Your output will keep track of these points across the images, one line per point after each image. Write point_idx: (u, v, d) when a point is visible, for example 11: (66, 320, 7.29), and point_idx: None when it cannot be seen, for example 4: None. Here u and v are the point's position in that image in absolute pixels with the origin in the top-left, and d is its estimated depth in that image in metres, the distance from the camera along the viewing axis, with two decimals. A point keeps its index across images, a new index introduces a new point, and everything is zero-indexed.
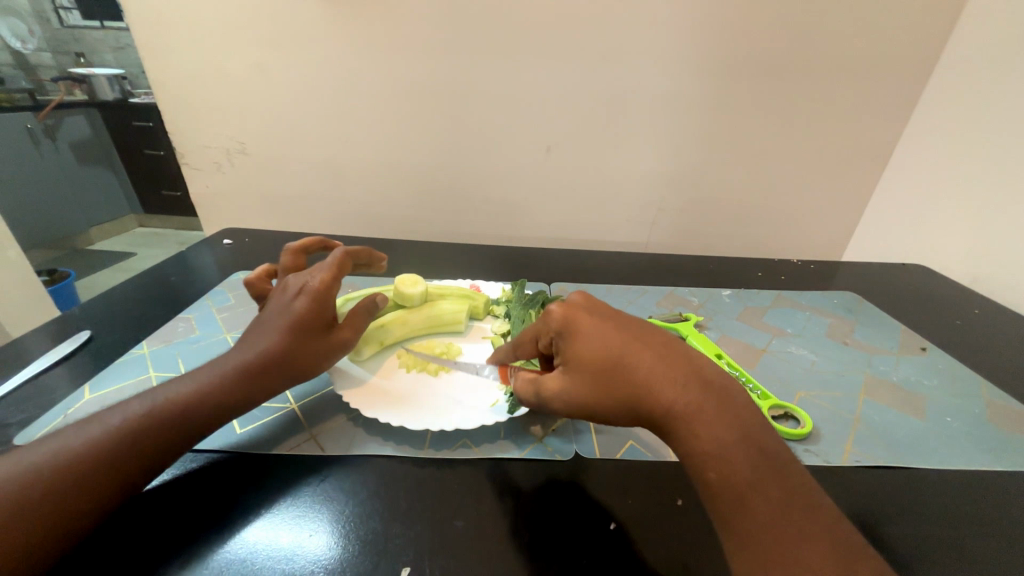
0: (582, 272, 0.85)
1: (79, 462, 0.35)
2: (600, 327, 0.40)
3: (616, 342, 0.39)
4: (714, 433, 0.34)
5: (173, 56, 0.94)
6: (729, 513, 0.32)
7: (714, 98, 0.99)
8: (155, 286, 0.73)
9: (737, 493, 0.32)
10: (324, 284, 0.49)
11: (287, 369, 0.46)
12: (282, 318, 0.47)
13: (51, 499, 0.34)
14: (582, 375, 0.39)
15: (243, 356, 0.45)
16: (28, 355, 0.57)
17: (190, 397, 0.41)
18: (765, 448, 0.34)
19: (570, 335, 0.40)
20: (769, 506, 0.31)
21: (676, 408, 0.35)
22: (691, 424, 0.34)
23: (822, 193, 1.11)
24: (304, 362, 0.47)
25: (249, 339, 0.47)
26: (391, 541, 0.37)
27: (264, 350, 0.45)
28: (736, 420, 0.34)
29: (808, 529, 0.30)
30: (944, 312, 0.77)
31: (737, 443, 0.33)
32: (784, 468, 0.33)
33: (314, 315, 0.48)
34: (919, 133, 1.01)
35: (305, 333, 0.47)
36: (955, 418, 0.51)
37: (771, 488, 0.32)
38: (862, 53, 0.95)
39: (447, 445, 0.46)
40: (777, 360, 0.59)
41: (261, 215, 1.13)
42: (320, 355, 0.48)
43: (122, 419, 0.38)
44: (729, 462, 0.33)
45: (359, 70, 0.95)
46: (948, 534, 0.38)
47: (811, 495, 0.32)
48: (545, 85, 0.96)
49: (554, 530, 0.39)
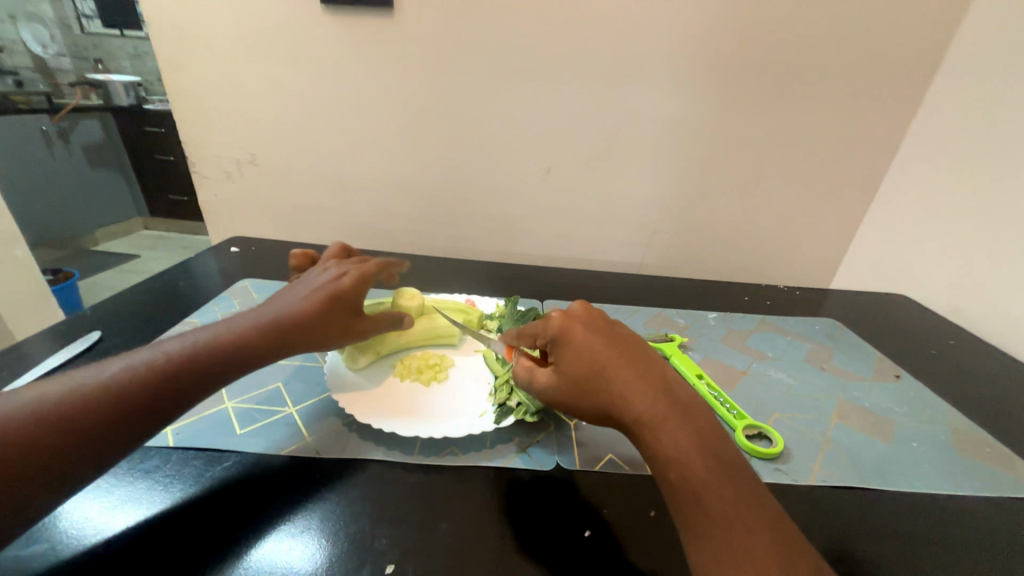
0: (574, 290, 0.88)
1: (85, 412, 0.38)
2: (591, 336, 0.43)
3: (601, 351, 0.42)
4: (675, 440, 0.37)
5: (192, 71, 0.99)
6: (690, 517, 0.34)
7: (706, 127, 1.03)
8: (163, 291, 0.76)
9: (695, 496, 0.34)
10: (362, 277, 0.55)
11: (301, 338, 0.51)
12: (317, 290, 0.53)
13: (44, 446, 0.35)
14: (567, 379, 0.42)
15: (269, 317, 0.50)
16: (37, 353, 0.60)
17: (208, 350, 0.45)
18: (725, 458, 0.36)
19: (562, 341, 0.43)
20: (724, 509, 0.34)
21: (643, 417, 0.38)
22: (655, 433, 0.37)
23: (811, 221, 1.15)
24: (318, 337, 0.52)
25: (282, 301, 0.52)
26: (376, 541, 0.39)
27: (287, 317, 0.50)
28: (697, 430, 0.37)
29: (758, 531, 0.32)
30: (920, 341, 0.80)
31: (697, 452, 0.36)
32: (742, 477, 0.36)
33: (342, 298, 0.53)
34: (902, 168, 1.05)
35: (331, 310, 0.52)
36: (920, 443, 0.53)
37: (726, 493, 0.34)
38: (846, 92, 1.00)
39: (435, 452, 0.48)
40: (756, 383, 0.61)
41: (267, 224, 1.17)
42: (333, 334, 0.53)
43: (134, 369, 0.41)
44: (688, 467, 0.35)
45: (369, 91, 0.99)
46: (903, 552, 0.41)
47: (766, 503, 0.35)
48: (545, 110, 1.01)
49: (531, 535, 0.41)
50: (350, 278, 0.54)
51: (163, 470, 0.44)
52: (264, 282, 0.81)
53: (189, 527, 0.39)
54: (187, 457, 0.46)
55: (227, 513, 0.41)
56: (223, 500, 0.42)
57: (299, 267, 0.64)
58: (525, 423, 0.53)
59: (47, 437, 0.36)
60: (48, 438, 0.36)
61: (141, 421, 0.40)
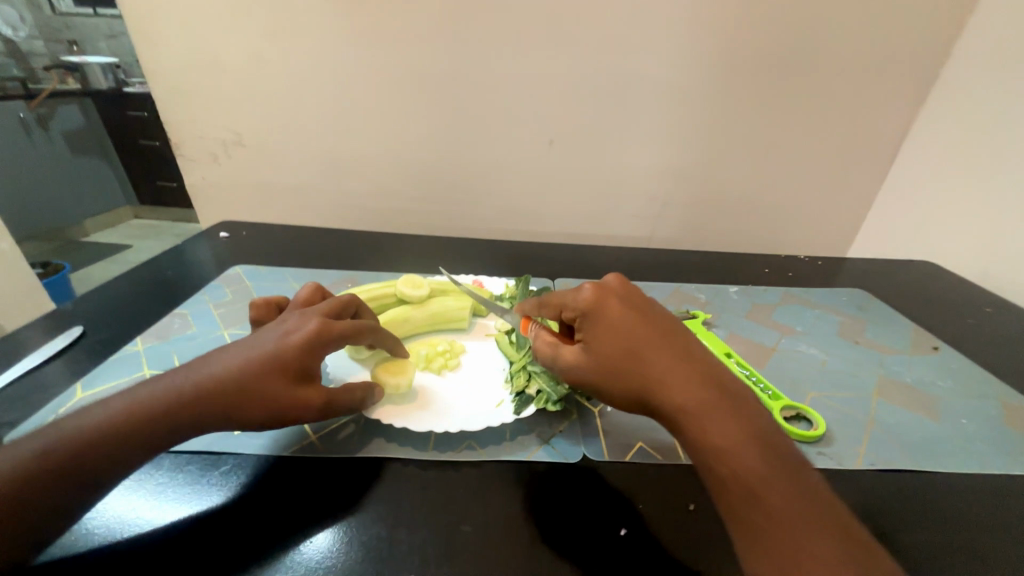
0: (588, 267, 0.84)
1: (88, 447, 0.34)
2: (624, 313, 0.39)
3: (638, 329, 0.38)
4: (725, 430, 0.33)
5: (169, 44, 0.91)
6: (743, 511, 0.31)
7: (724, 90, 0.96)
8: (150, 280, 0.71)
9: (749, 491, 0.31)
10: (320, 339, 0.42)
11: (214, 406, 0.38)
12: (261, 347, 0.40)
13: (49, 482, 0.33)
14: (597, 360, 0.38)
15: (198, 378, 0.38)
16: (17, 353, 0.56)
17: (186, 391, 0.38)
18: (780, 447, 0.33)
19: (592, 318, 0.39)
20: (783, 507, 0.30)
21: (686, 403, 0.34)
22: (699, 421, 0.33)
23: (831, 187, 1.09)
24: (253, 414, 0.39)
25: (213, 356, 0.40)
26: (396, 548, 0.36)
27: (219, 378, 0.38)
28: (747, 417, 0.34)
29: (823, 531, 0.29)
30: (956, 310, 0.76)
31: (750, 442, 0.32)
32: (800, 471, 0.32)
33: (288, 365, 0.40)
34: (930, 129, 0.99)
35: (271, 378, 0.39)
36: (970, 420, 0.50)
37: (784, 487, 0.31)
38: (875, 47, 0.93)
39: (450, 446, 0.45)
40: (787, 359, 0.58)
41: (259, 207, 1.11)
42: (253, 406, 0.38)
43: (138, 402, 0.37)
44: (740, 458, 0.32)
45: (362, 63, 0.92)
46: (966, 540, 0.38)
47: (826, 498, 0.31)
48: (552, 76, 0.94)
49: (563, 534, 0.38)
50: (303, 333, 0.41)
51: (155, 476, 0.40)
52: (257, 268, 0.76)
53: (190, 537, 0.36)
54: (180, 461, 0.42)
55: (232, 519, 0.37)
56: (228, 505, 0.38)
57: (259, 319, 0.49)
58: (546, 412, 0.49)
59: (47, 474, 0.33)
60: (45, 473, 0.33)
61: (119, 456, 0.35)
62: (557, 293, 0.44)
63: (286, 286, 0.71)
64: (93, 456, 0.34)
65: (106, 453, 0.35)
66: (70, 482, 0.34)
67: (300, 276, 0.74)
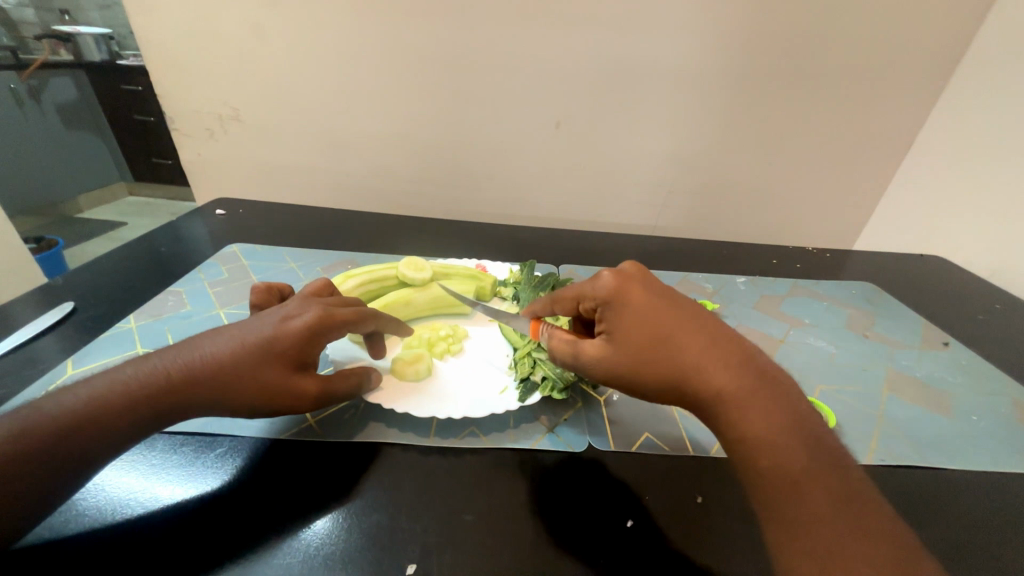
0: (593, 254, 0.82)
1: (79, 426, 0.33)
2: (650, 299, 0.37)
3: (668, 316, 0.36)
4: (766, 419, 0.32)
5: (161, 13, 0.87)
6: (784, 504, 0.30)
7: (737, 75, 0.94)
8: (144, 257, 0.69)
9: (791, 485, 0.30)
10: (323, 321, 0.40)
11: (211, 387, 0.36)
12: (261, 331, 0.39)
13: (38, 463, 0.32)
14: (626, 348, 0.36)
15: (197, 360, 0.37)
16: (4, 328, 0.54)
17: (179, 375, 0.36)
18: (821, 440, 0.32)
19: (617, 305, 0.38)
20: (827, 501, 0.29)
21: (726, 392, 0.33)
22: (738, 411, 0.32)
23: (840, 178, 1.07)
24: (246, 399, 0.37)
25: (210, 336, 0.39)
26: (397, 536, 0.35)
27: (219, 359, 0.37)
28: (789, 407, 0.33)
29: (869, 529, 0.28)
30: (965, 305, 0.75)
31: (791, 432, 0.31)
32: (841, 464, 0.31)
33: (288, 348, 0.39)
34: (946, 120, 0.97)
35: (268, 364, 0.38)
36: (980, 416, 0.51)
37: (825, 480, 0.30)
38: (895, 33, 0.90)
39: (452, 433, 0.44)
40: (795, 352, 0.58)
41: (257, 186, 1.08)
42: (253, 389, 0.37)
43: (131, 383, 0.35)
44: (781, 449, 0.31)
45: (363, 36, 0.89)
46: (976, 537, 0.38)
47: (870, 495, 0.30)
48: (560, 56, 0.91)
49: (569, 524, 0.37)
50: (305, 318, 0.40)
51: (148, 457, 0.39)
52: (254, 247, 0.74)
53: (183, 522, 0.35)
54: (173, 441, 0.41)
55: (230, 505, 0.36)
56: (223, 489, 0.37)
57: (261, 305, 0.47)
58: (551, 400, 0.48)
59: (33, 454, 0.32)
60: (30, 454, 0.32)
61: (105, 435, 0.34)
62: (572, 286, 0.43)
63: (284, 265, 0.70)
64: (84, 436, 0.33)
65: (96, 435, 0.33)
66: (52, 463, 0.32)
67: (298, 255, 0.73)
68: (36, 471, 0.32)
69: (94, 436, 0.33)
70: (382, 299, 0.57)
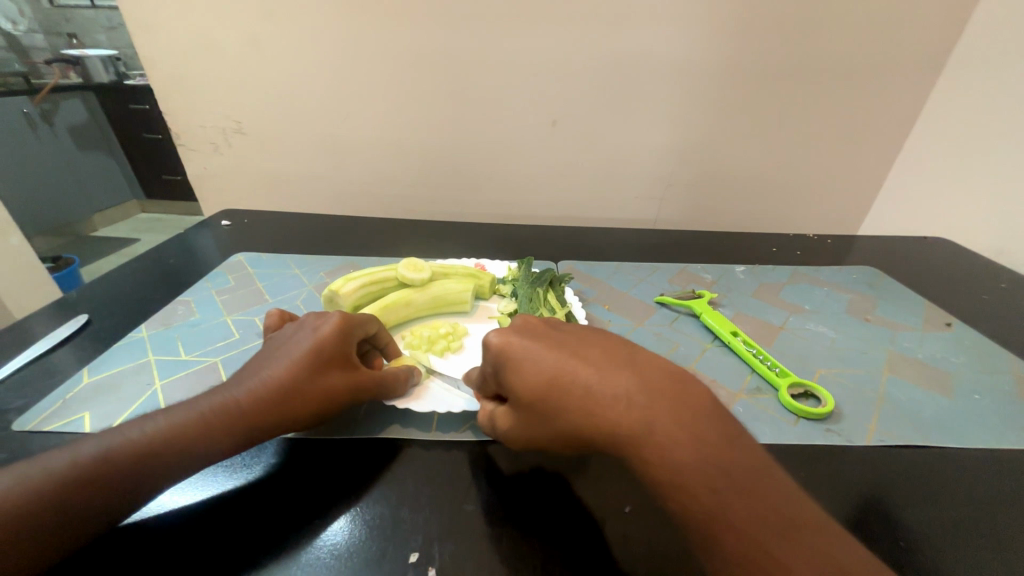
0: (591, 249, 0.83)
1: (135, 458, 0.34)
2: (534, 349, 0.36)
3: (555, 365, 0.35)
4: (675, 463, 0.30)
5: (163, 32, 0.90)
6: (705, 544, 0.30)
7: (732, 64, 0.93)
8: (154, 269, 0.71)
9: (706, 527, 0.29)
10: (346, 321, 0.45)
11: (274, 406, 0.39)
12: (290, 350, 0.42)
13: (101, 493, 0.33)
14: (523, 410, 0.36)
15: (247, 390, 0.40)
16: (22, 341, 0.56)
17: (231, 409, 0.39)
18: (737, 466, 0.31)
19: (505, 366, 0.37)
20: (739, 538, 0.28)
21: (628, 435, 0.32)
22: (640, 447, 0.31)
23: (839, 162, 1.07)
24: (318, 404, 0.41)
25: (260, 366, 0.42)
26: (400, 525, 0.37)
27: (275, 380, 0.40)
28: (698, 437, 0.31)
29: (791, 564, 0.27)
30: (969, 286, 0.74)
31: (701, 468, 0.30)
32: (758, 488, 0.30)
33: (331, 351, 0.43)
34: (946, 100, 0.96)
35: (323, 367, 0.42)
36: (982, 395, 0.51)
37: (738, 507, 0.29)
38: (893, 13, 0.89)
39: (453, 427, 0.45)
40: (795, 338, 0.59)
41: (261, 196, 1.11)
42: (318, 394, 0.41)
43: (184, 421, 0.37)
44: (692, 491, 0.30)
45: (358, 46, 0.91)
46: (981, 519, 0.38)
47: (799, 518, 0.29)
48: (554, 54, 0.92)
49: (566, 516, 0.38)
50: (330, 324, 0.44)
51: None
52: (259, 255, 0.76)
53: (202, 523, 0.36)
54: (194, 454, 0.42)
55: (236, 503, 0.38)
56: (238, 487, 0.39)
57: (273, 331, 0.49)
58: None
59: (96, 486, 0.33)
60: (92, 487, 0.33)
61: (173, 466, 0.35)
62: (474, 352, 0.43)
63: (288, 272, 0.71)
64: (145, 465, 0.34)
65: (150, 466, 0.35)
66: (128, 484, 0.34)
67: (302, 262, 0.74)
68: (106, 497, 0.33)
69: (150, 466, 0.35)
70: (382, 299, 0.58)
